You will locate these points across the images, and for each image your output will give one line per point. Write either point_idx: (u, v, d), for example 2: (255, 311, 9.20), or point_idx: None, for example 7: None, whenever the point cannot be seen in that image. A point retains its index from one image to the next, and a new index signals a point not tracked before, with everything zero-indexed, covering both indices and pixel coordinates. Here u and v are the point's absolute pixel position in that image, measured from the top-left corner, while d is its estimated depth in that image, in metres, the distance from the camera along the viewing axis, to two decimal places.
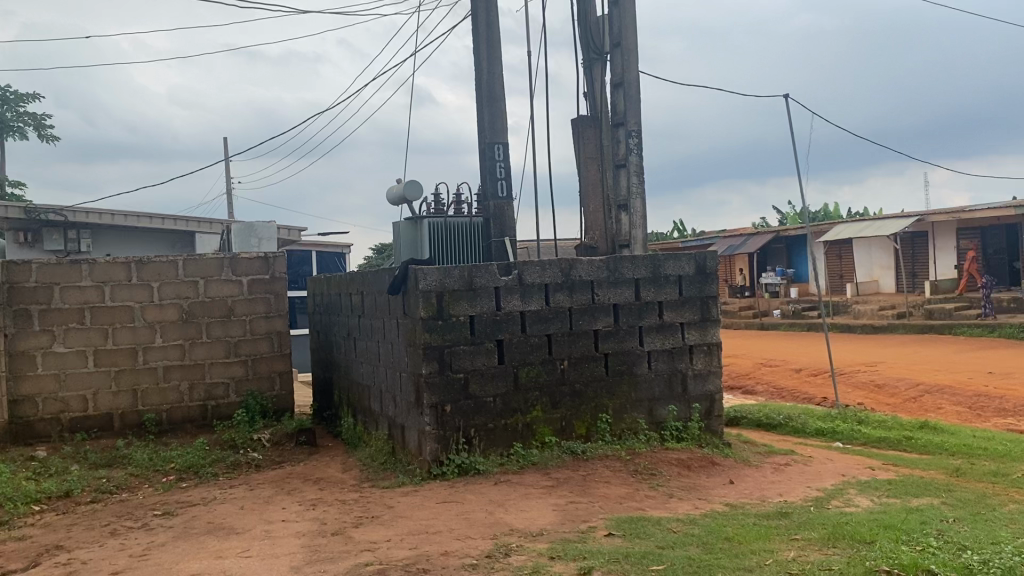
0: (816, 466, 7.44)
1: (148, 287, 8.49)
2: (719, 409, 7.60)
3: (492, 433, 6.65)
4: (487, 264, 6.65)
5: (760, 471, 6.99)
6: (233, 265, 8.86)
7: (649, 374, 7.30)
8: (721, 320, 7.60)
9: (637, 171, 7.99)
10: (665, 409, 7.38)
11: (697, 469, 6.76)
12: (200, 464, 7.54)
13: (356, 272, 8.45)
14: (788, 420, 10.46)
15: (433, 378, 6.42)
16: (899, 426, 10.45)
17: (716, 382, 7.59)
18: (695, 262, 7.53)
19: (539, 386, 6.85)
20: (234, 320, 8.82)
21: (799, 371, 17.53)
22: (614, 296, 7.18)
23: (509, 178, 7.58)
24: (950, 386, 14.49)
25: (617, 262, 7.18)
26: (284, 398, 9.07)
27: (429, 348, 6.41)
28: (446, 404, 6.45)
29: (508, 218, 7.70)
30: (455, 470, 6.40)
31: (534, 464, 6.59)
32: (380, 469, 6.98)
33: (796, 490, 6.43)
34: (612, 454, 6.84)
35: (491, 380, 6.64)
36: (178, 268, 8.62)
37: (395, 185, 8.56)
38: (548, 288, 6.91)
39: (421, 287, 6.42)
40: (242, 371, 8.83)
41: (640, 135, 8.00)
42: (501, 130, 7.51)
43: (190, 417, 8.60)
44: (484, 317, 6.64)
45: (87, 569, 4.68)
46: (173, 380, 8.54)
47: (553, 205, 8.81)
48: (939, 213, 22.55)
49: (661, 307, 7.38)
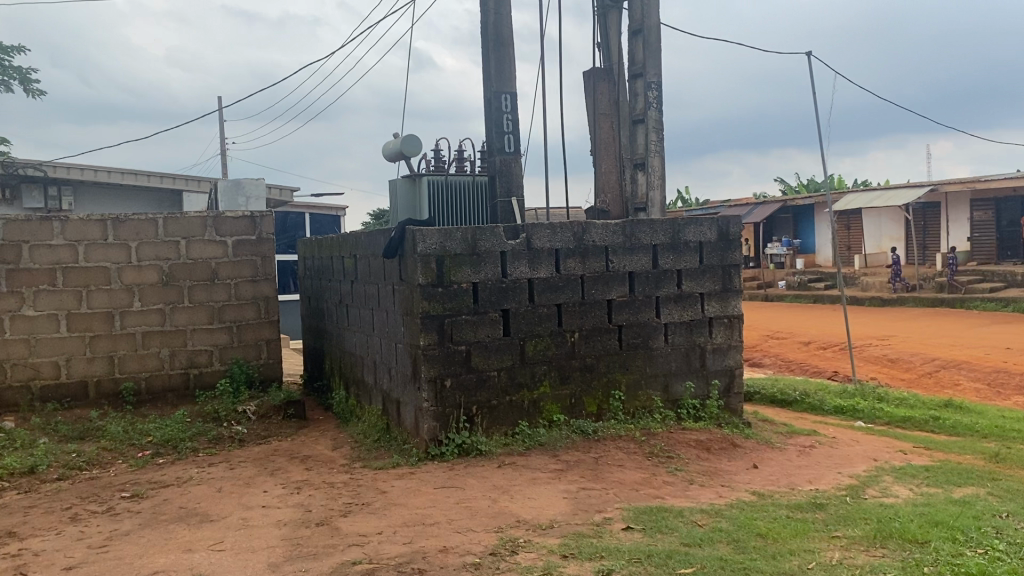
0: (844, 448, 6.90)
1: (125, 247, 7.89)
2: (739, 386, 7.03)
3: (495, 411, 6.09)
4: (492, 226, 6.06)
5: (785, 455, 6.43)
6: (217, 225, 8.25)
7: (665, 348, 6.73)
8: (742, 291, 7.02)
9: (655, 128, 7.40)
10: (681, 386, 6.81)
11: (717, 451, 6.21)
12: (180, 438, 6.99)
13: (349, 233, 7.87)
14: (804, 396, 9.93)
15: (432, 349, 5.86)
16: (920, 404, 9.92)
17: (736, 357, 7.01)
18: (717, 228, 6.93)
19: (547, 360, 6.29)
20: (218, 283, 8.23)
21: (807, 344, 17.02)
22: (629, 263, 6.59)
23: (517, 132, 7.01)
24: (967, 363, 13.97)
25: (633, 227, 6.60)
26: (272, 367, 8.49)
27: (428, 318, 5.84)
28: (446, 378, 5.89)
29: (515, 175, 7.11)
30: (455, 451, 5.86)
31: (541, 446, 6.03)
32: (373, 447, 6.43)
33: (826, 476, 5.89)
34: (625, 435, 6.28)
35: (495, 353, 6.07)
36: (157, 227, 8.01)
37: (392, 140, 7.96)
38: (559, 254, 6.33)
39: (419, 250, 5.84)
40: (227, 338, 8.26)
41: (659, 87, 7.38)
42: (508, 79, 6.91)
43: (170, 386, 8.04)
44: (489, 285, 6.06)
45: (39, 562, 4.12)
46: (152, 347, 7.96)
47: (564, 174, 7.60)
48: (953, 183, 21.94)
49: (679, 276, 6.79)
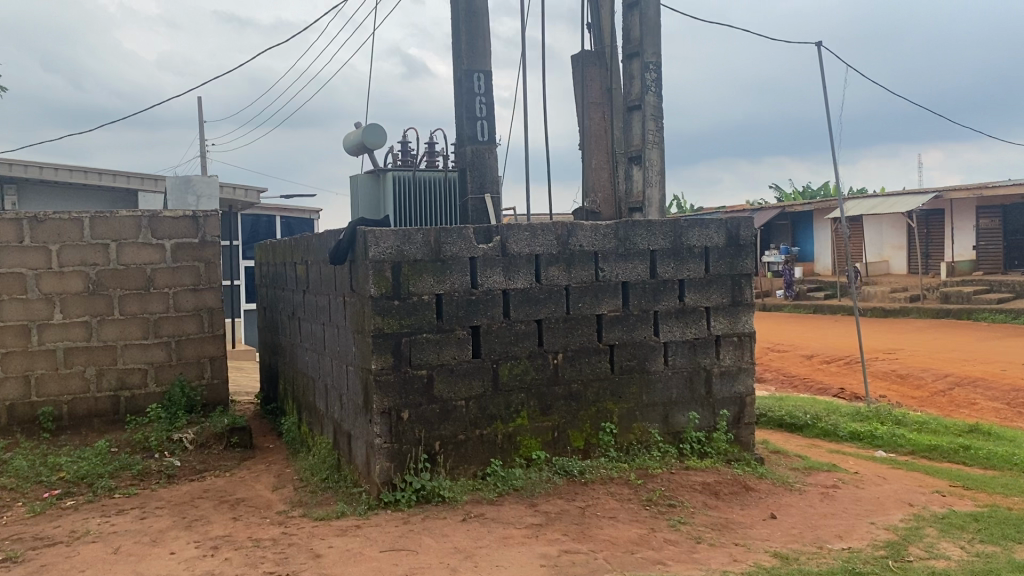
0: (872, 489, 5.91)
1: (45, 251, 6.86)
2: (750, 416, 6.05)
3: (463, 447, 5.10)
4: (460, 227, 5.07)
5: (807, 499, 5.42)
6: (154, 226, 7.22)
7: (665, 373, 5.75)
8: (755, 305, 6.04)
9: (654, 116, 6.41)
10: (684, 416, 5.83)
11: (727, 497, 5.21)
12: (97, 475, 5.98)
13: (301, 235, 6.88)
14: (815, 420, 8.95)
15: (386, 375, 4.87)
16: (944, 428, 8.93)
17: (748, 381, 6.03)
18: (724, 231, 5.97)
19: (525, 387, 5.29)
20: (154, 293, 7.21)
21: (810, 358, 16.08)
22: (623, 272, 5.61)
23: (492, 116, 6.14)
24: (983, 379, 13.03)
25: (627, 229, 5.62)
26: (216, 388, 7.48)
27: (382, 337, 4.86)
28: (403, 410, 4.91)
29: (488, 166, 6.25)
30: (413, 497, 4.86)
31: (517, 491, 5.01)
32: (317, 489, 5.43)
33: (860, 530, 4.90)
34: (617, 477, 5.28)
35: (462, 379, 5.08)
36: (83, 228, 6.98)
37: (354, 131, 6.97)
38: (540, 260, 5.35)
39: (370, 256, 4.86)
40: (163, 355, 7.24)
41: (658, 68, 6.39)
42: (483, 55, 5.96)
43: (97, 411, 7.01)
44: (456, 298, 5.07)
45: None
46: (75, 365, 6.94)
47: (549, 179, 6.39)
48: (960, 189, 21.04)
49: (681, 287, 5.82)
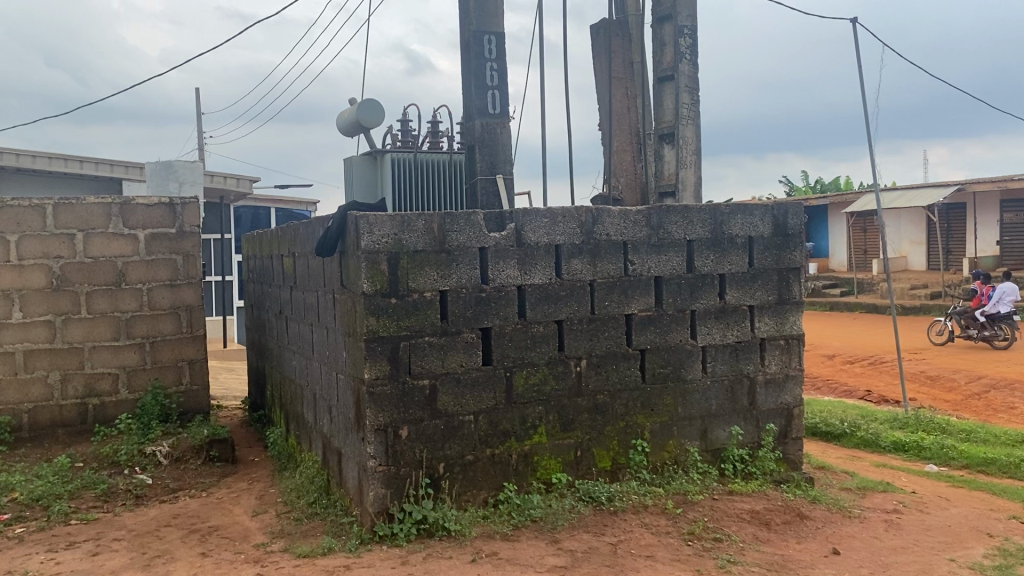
0: (940, 515, 5.15)
1: (2, 242, 6.14)
2: (798, 430, 5.30)
3: (471, 470, 4.36)
4: (469, 213, 4.33)
5: (871, 529, 4.67)
6: (125, 215, 6.47)
7: (703, 381, 5.00)
8: (804, 303, 5.29)
9: (688, 87, 5.70)
10: (725, 431, 5.09)
11: (780, 528, 4.46)
12: (55, 495, 5.23)
13: (288, 224, 6.13)
14: (854, 428, 8.17)
15: (382, 387, 4.12)
16: (996, 436, 8.16)
17: (795, 390, 5.28)
18: (770, 219, 5.21)
19: (543, 398, 4.55)
20: (126, 289, 6.48)
21: (831, 358, 15.29)
22: (656, 265, 4.86)
23: (502, 87, 5.52)
24: (1020, 382, 12.25)
25: (661, 217, 4.87)
26: (195, 394, 6.74)
27: (377, 342, 4.11)
28: (401, 427, 4.16)
29: (500, 144, 5.50)
30: (413, 530, 4.12)
31: (535, 522, 4.27)
32: (301, 516, 4.69)
33: (940, 568, 4.15)
34: (650, 504, 4.54)
35: (471, 390, 4.34)
36: (46, 217, 6.25)
37: (348, 108, 6.25)
38: (561, 251, 4.61)
39: (362, 246, 4.11)
40: (137, 358, 6.51)
41: (694, 33, 5.69)
42: (494, 16, 5.37)
43: (61, 421, 6.27)
44: (463, 295, 4.33)
45: None
46: (37, 370, 6.22)
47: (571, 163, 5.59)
48: (984, 183, 20.21)
49: (721, 283, 5.07)
